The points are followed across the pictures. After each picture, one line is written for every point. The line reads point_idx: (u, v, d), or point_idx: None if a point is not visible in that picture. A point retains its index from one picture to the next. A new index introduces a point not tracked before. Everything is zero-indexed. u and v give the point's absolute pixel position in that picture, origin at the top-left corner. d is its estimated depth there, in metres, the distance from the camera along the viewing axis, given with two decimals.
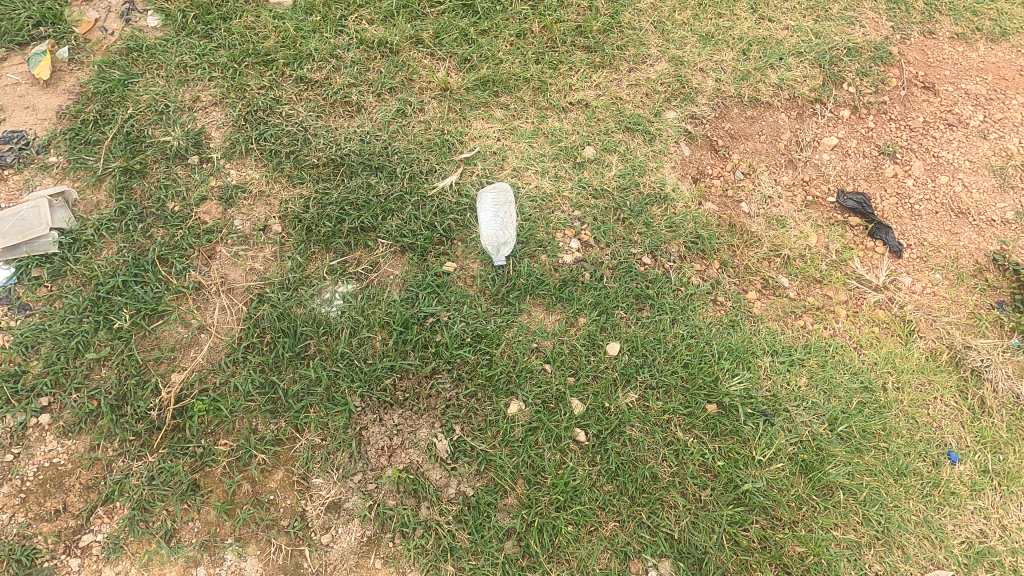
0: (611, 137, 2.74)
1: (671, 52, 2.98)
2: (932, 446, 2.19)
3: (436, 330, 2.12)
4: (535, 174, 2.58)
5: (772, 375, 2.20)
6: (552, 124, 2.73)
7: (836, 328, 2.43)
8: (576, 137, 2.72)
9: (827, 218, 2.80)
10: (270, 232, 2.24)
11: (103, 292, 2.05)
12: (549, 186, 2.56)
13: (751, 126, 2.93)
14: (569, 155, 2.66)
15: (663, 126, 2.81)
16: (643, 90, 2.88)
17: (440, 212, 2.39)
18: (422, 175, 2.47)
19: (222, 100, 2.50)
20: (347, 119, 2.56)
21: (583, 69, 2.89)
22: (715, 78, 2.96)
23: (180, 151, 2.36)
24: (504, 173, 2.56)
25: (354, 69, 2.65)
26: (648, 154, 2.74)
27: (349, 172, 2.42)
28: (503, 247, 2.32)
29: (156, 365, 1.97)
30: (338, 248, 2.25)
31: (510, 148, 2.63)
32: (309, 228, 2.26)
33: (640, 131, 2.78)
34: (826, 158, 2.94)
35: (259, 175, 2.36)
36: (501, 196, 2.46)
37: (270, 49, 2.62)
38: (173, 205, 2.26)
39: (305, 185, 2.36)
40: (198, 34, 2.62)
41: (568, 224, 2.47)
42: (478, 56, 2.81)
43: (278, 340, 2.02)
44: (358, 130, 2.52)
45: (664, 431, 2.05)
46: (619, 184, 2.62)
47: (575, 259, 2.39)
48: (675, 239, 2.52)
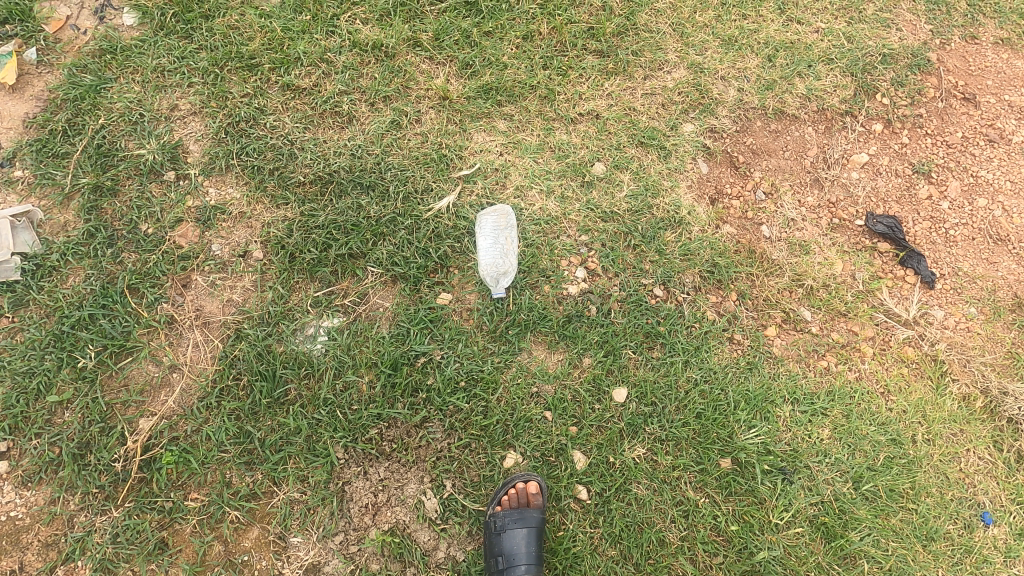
0: (624, 153, 2.54)
1: (690, 58, 2.73)
2: (964, 507, 2.03)
3: (428, 372, 1.96)
4: (540, 194, 2.40)
5: (793, 427, 2.03)
6: (560, 138, 2.53)
7: (861, 370, 2.28)
8: (585, 152, 2.52)
9: (854, 243, 2.62)
10: (251, 258, 2.07)
11: (68, 326, 1.88)
12: (554, 208, 2.38)
13: (775, 141, 2.71)
14: (577, 173, 2.46)
15: (680, 141, 2.60)
16: (659, 100, 2.66)
17: (436, 237, 2.22)
18: (417, 195, 2.28)
19: (201, 109, 2.28)
20: (337, 131, 2.35)
21: (594, 75, 2.66)
22: (738, 88, 2.72)
23: (155, 166, 2.16)
24: (507, 194, 2.37)
25: (346, 75, 2.43)
26: (662, 172, 2.54)
27: (338, 190, 2.23)
28: (503, 278, 2.16)
29: (124, 409, 1.82)
30: (324, 277, 2.07)
31: (514, 164, 2.44)
32: (293, 256, 2.08)
33: (655, 147, 2.57)
34: (855, 177, 2.72)
35: (240, 195, 2.16)
36: (502, 219, 2.27)
37: (255, 52, 2.39)
38: (147, 227, 2.08)
39: (290, 206, 2.17)
40: (177, 34, 2.40)
41: (574, 250, 2.30)
42: (481, 62, 2.58)
43: (255, 383, 1.85)
44: (349, 144, 2.33)
45: (673, 490, 1.90)
46: (630, 207, 2.42)
47: (580, 290, 2.21)
48: (689, 269, 2.35)
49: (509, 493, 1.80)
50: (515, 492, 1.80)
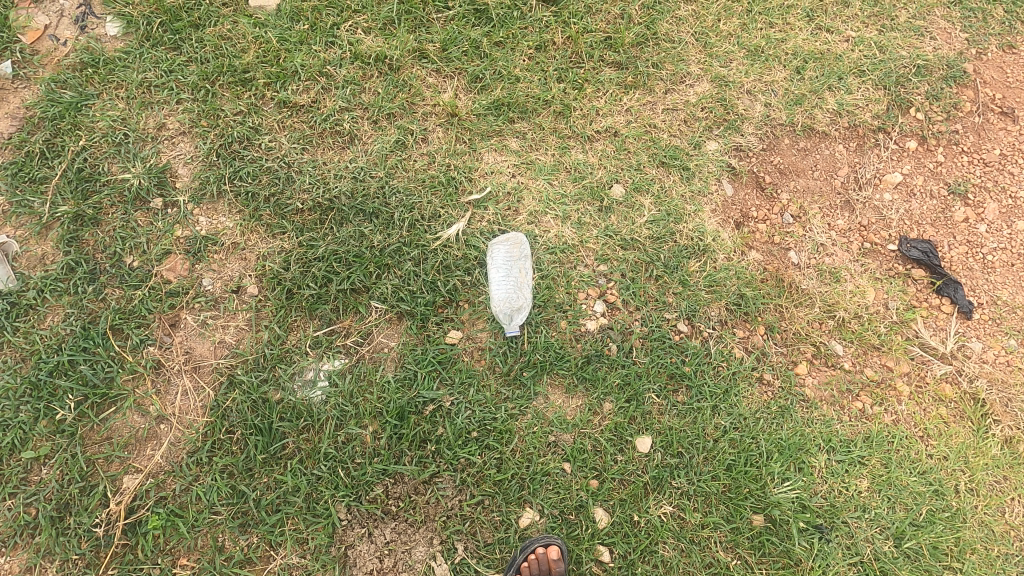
0: (644, 174, 2.38)
1: (714, 71, 2.56)
2: (1010, 564, 1.92)
3: (437, 421, 1.82)
4: (555, 219, 2.24)
5: (829, 479, 1.91)
6: (576, 157, 2.36)
7: (898, 412, 2.15)
8: (603, 173, 2.35)
9: (886, 270, 2.46)
10: (244, 294, 1.91)
11: (45, 373, 1.72)
12: (571, 235, 2.22)
13: (804, 160, 2.54)
14: (594, 197, 2.30)
15: (703, 160, 2.44)
16: (681, 116, 2.49)
17: (444, 268, 2.06)
18: (423, 221, 2.12)
19: (191, 128, 2.11)
20: (338, 151, 2.19)
21: (612, 89, 2.49)
22: (765, 102, 2.56)
23: (140, 192, 1.99)
24: (520, 219, 2.21)
25: (347, 90, 2.26)
26: (685, 195, 2.37)
27: (339, 217, 2.07)
28: (517, 315, 2.02)
29: (106, 465, 1.67)
30: (324, 314, 1.92)
31: (528, 187, 2.28)
32: (290, 291, 1.92)
33: (678, 167, 2.40)
34: (888, 199, 2.56)
35: (232, 223, 2.00)
36: (515, 248, 2.12)
37: (249, 65, 2.22)
38: (131, 260, 1.92)
39: (286, 236, 2.00)
40: (165, 45, 2.22)
41: (592, 281, 2.15)
42: (491, 74, 2.41)
43: (250, 437, 1.71)
44: (350, 166, 2.16)
45: (702, 550, 1.79)
46: (651, 233, 2.27)
47: (600, 326, 2.07)
48: (715, 301, 2.20)
49: (529, 559, 1.67)
50: (536, 559, 1.67)
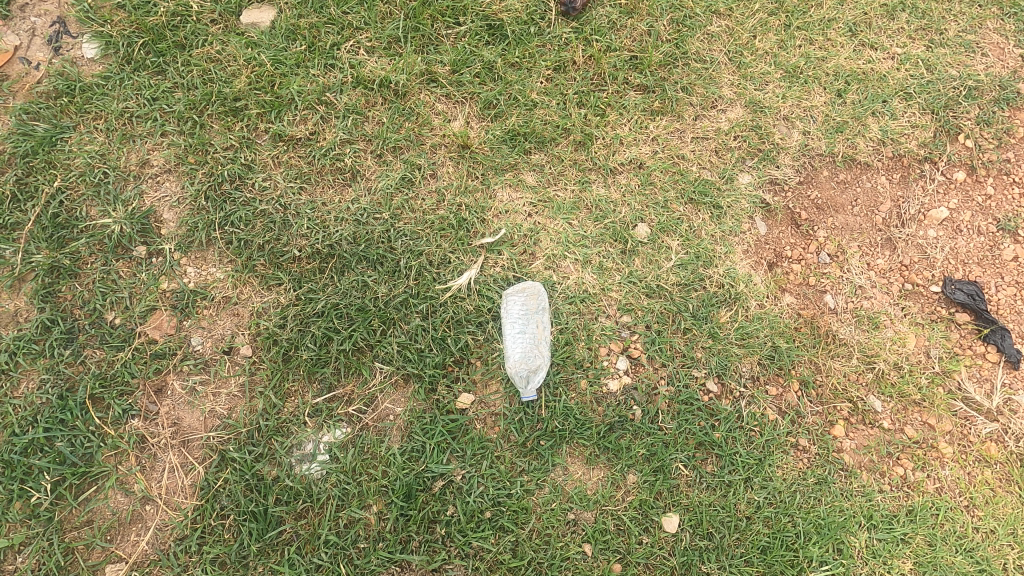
0: (671, 213, 2.19)
1: (748, 95, 2.36)
2: None
3: (447, 500, 1.69)
4: (575, 264, 2.06)
5: (870, 561, 1.85)
6: (597, 193, 2.17)
7: (941, 478, 2.01)
8: (626, 211, 2.16)
9: (928, 313, 2.25)
10: (237, 356, 1.75)
11: (18, 450, 1.57)
12: (592, 282, 2.04)
13: (844, 194, 2.34)
14: (617, 238, 2.12)
15: (735, 196, 2.25)
16: (711, 145, 2.29)
17: (455, 323, 1.89)
18: (432, 269, 1.94)
19: (177, 165, 1.92)
20: (338, 189, 2.00)
21: (637, 115, 2.28)
22: (802, 130, 2.35)
23: (121, 240, 1.81)
24: (536, 265, 2.03)
25: (348, 120, 2.07)
26: (715, 235, 2.19)
27: (340, 265, 1.90)
28: (534, 376, 1.85)
29: (87, 553, 1.54)
30: (324, 378, 1.76)
31: (545, 228, 2.09)
32: (287, 353, 1.76)
33: (707, 204, 2.21)
34: (932, 236, 2.35)
35: (223, 274, 1.83)
36: (532, 300, 1.95)
37: (240, 92, 2.02)
38: (113, 316, 1.75)
39: (282, 288, 1.83)
40: (148, 69, 2.02)
41: (615, 335, 1.98)
42: (505, 100, 2.20)
43: (244, 523, 1.58)
44: (352, 206, 1.97)
45: None
46: (678, 280, 2.09)
47: (623, 386, 1.91)
48: (747, 356, 2.04)
49: None
50: None
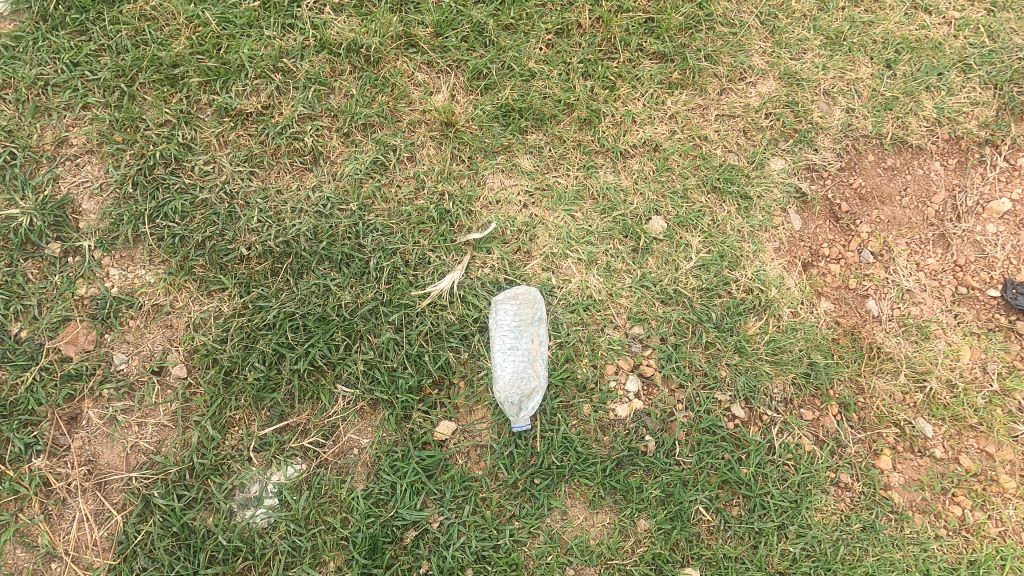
0: (691, 204, 1.87)
1: (783, 65, 2.01)
2: None
3: (420, 554, 1.42)
4: (577, 265, 1.75)
5: None
6: (604, 180, 1.85)
7: (1006, 519, 1.71)
8: (639, 202, 1.84)
9: (985, 322, 1.92)
10: (168, 377, 1.45)
11: None
12: (597, 286, 1.73)
13: (892, 183, 2.01)
14: (628, 233, 1.80)
15: (767, 185, 1.92)
16: (738, 125, 1.96)
17: (434, 336, 1.59)
18: (408, 271, 1.64)
19: (101, 145, 1.60)
20: (296, 174, 1.68)
21: (653, 89, 1.94)
22: (845, 107, 2.02)
23: (30, 235, 1.50)
24: (532, 266, 1.73)
25: (310, 92, 1.73)
26: (742, 230, 1.87)
27: (297, 266, 1.59)
28: (527, 402, 1.55)
29: None
30: (274, 405, 1.46)
31: (543, 221, 1.78)
32: (229, 374, 1.46)
33: (734, 194, 1.89)
34: (992, 231, 2.00)
35: (154, 278, 1.52)
36: (526, 309, 1.65)
37: (179, 56, 1.68)
38: (18, 328, 1.45)
39: (227, 294, 1.53)
40: (69, 27, 1.68)
41: (625, 349, 1.68)
42: (498, 68, 1.86)
43: None
44: (313, 195, 1.66)
45: None
46: (699, 283, 1.78)
47: (632, 412, 1.62)
48: (779, 375, 1.74)
49: None
50: None
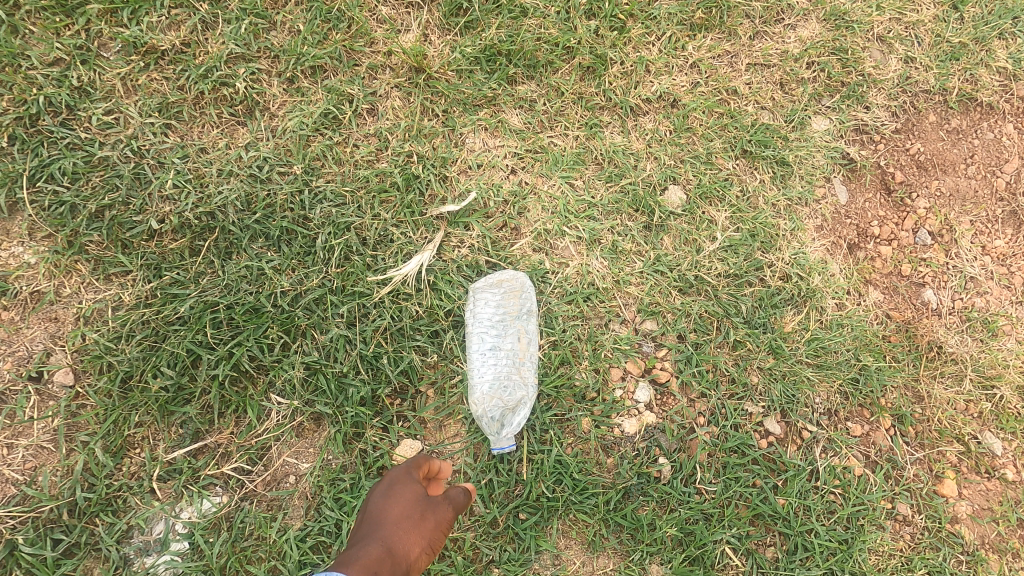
0: (715, 170, 1.53)
1: (829, 5, 1.65)
2: None
3: None
4: (576, 245, 1.43)
5: None
6: (611, 142, 1.51)
7: None
8: (653, 168, 1.51)
9: None
10: (48, 385, 1.13)
11: None
12: (600, 271, 1.41)
13: (955, 149, 1.66)
14: (640, 207, 1.47)
15: (808, 150, 1.58)
16: (774, 77, 1.61)
17: (396, 333, 1.27)
18: (366, 251, 1.32)
19: None
20: (226, 129, 1.34)
21: (671, 30, 1.59)
22: (902, 57, 1.67)
23: None
24: (520, 245, 1.40)
25: (244, 25, 1.38)
26: (777, 204, 1.53)
27: (224, 244, 1.27)
28: (511, 416, 1.25)
29: None
30: (186, 422, 1.15)
31: (535, 191, 1.45)
32: (127, 382, 1.14)
33: (768, 160, 1.55)
34: None
35: (35, 258, 1.19)
36: (511, 300, 1.33)
37: None
38: None
39: (130, 279, 1.21)
40: None
41: (634, 349, 1.37)
42: (481, 1, 1.50)
43: None
44: (246, 155, 1.33)
45: None
46: (726, 269, 1.45)
47: (641, 428, 1.31)
48: (822, 381, 1.41)
49: None
50: None
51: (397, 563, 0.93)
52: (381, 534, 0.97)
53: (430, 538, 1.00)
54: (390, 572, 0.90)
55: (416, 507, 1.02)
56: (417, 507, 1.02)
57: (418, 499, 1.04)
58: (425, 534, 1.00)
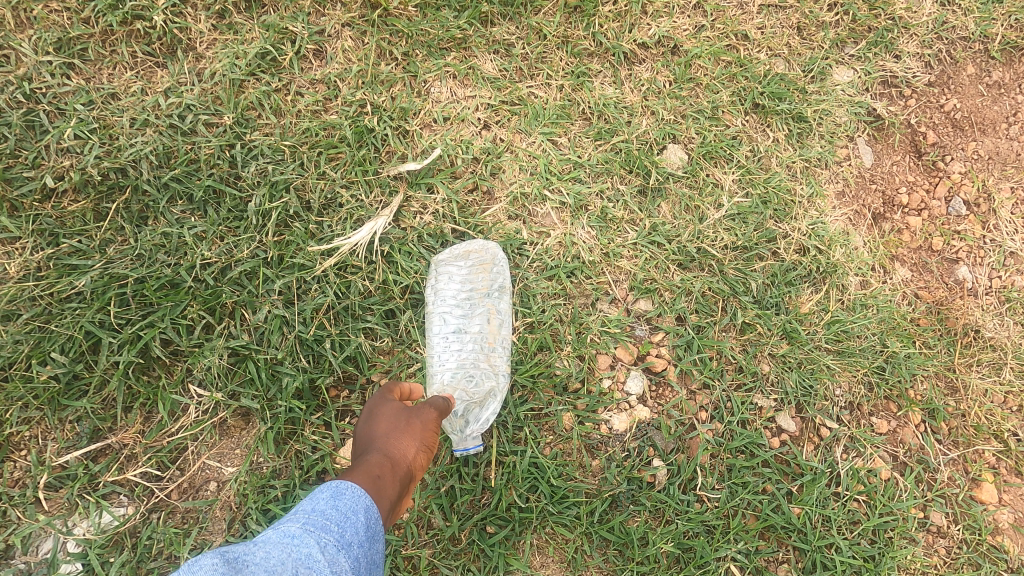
0: (722, 127, 1.32)
1: None
2: None
3: None
4: (559, 212, 1.22)
5: None
6: (600, 93, 1.29)
7: None
8: (649, 123, 1.29)
9: None
10: None
11: None
12: (586, 242, 1.21)
13: (997, 105, 1.41)
14: (634, 168, 1.26)
15: (830, 104, 1.36)
16: (791, 20, 1.39)
17: (343, 314, 1.08)
18: (309, 216, 1.11)
19: None
20: (142, 72, 1.13)
21: None
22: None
23: None
24: (493, 211, 1.20)
25: None
26: (793, 167, 1.32)
27: (137, 207, 1.07)
28: (477, 410, 1.07)
29: None
30: (84, 419, 0.97)
31: (511, 148, 1.24)
32: (10, 370, 0.95)
33: (783, 116, 1.34)
34: None
35: None
36: (480, 274, 1.14)
37: None
38: None
39: (20, 246, 1.01)
40: None
41: (625, 333, 1.17)
42: None
43: None
44: (164, 101, 1.11)
45: None
46: (733, 241, 1.24)
47: (633, 425, 1.13)
48: (845, 371, 1.22)
49: None
50: None
51: (397, 468, 0.81)
52: (373, 443, 0.84)
53: (427, 437, 0.88)
54: (396, 479, 0.79)
55: (401, 409, 0.89)
56: (404, 411, 0.89)
57: (403, 406, 0.91)
58: (420, 435, 0.88)
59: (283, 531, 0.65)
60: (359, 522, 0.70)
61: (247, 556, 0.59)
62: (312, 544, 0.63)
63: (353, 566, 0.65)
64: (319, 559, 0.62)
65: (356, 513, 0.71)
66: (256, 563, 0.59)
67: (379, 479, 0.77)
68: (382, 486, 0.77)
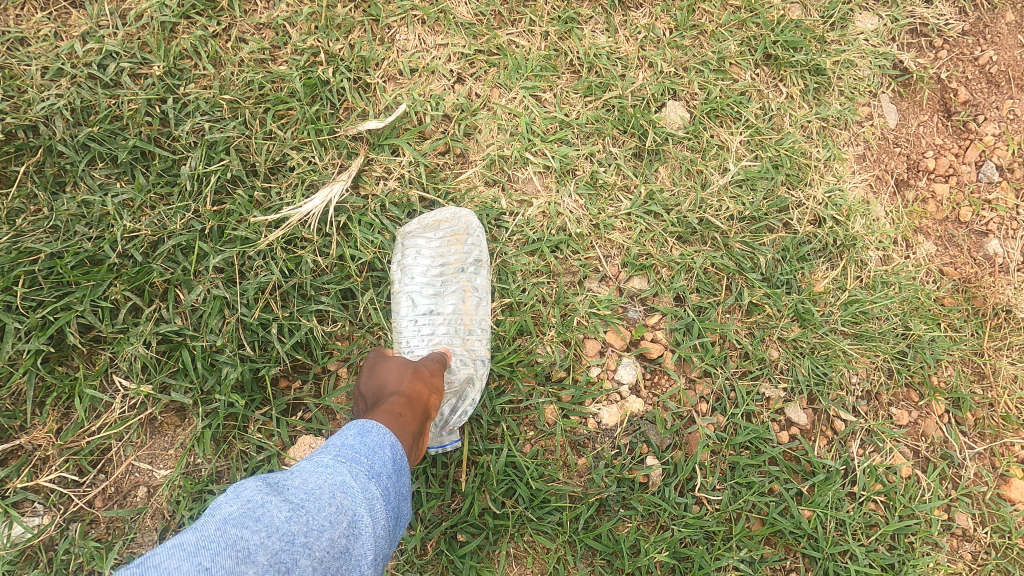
0: (729, 81, 1.16)
1: None
2: None
3: None
4: (542, 177, 1.08)
5: None
6: (591, 41, 1.13)
7: None
8: (646, 77, 1.13)
9: None
10: None
11: None
12: (573, 212, 1.07)
13: None
14: (628, 127, 1.10)
15: (853, 54, 1.19)
16: None
17: (293, 294, 0.95)
18: (254, 182, 0.97)
19: None
20: (56, 15, 0.98)
21: None
22: None
23: None
24: (467, 177, 1.05)
25: None
26: (809, 128, 1.17)
27: (53, 172, 0.92)
28: (453, 403, 0.95)
29: None
30: None
31: (488, 104, 1.08)
32: None
33: (798, 69, 1.18)
34: None
35: None
36: (453, 247, 0.99)
37: None
38: None
39: None
40: None
41: (616, 315, 1.04)
42: None
43: None
44: (82, 48, 0.96)
45: None
46: (740, 211, 1.10)
47: (624, 419, 1.00)
48: (863, 356, 1.08)
49: None
50: None
51: (415, 405, 0.76)
52: (383, 389, 0.79)
53: (436, 377, 0.84)
54: (416, 415, 0.75)
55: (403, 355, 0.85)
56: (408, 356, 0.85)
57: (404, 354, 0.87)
58: (429, 376, 0.84)
59: (315, 460, 0.62)
60: (387, 455, 0.65)
61: (285, 480, 0.57)
62: (346, 472, 0.59)
63: (386, 496, 0.61)
64: (353, 486, 0.59)
65: (383, 447, 0.66)
66: (295, 487, 0.57)
67: (401, 415, 0.72)
68: (404, 419, 0.72)
